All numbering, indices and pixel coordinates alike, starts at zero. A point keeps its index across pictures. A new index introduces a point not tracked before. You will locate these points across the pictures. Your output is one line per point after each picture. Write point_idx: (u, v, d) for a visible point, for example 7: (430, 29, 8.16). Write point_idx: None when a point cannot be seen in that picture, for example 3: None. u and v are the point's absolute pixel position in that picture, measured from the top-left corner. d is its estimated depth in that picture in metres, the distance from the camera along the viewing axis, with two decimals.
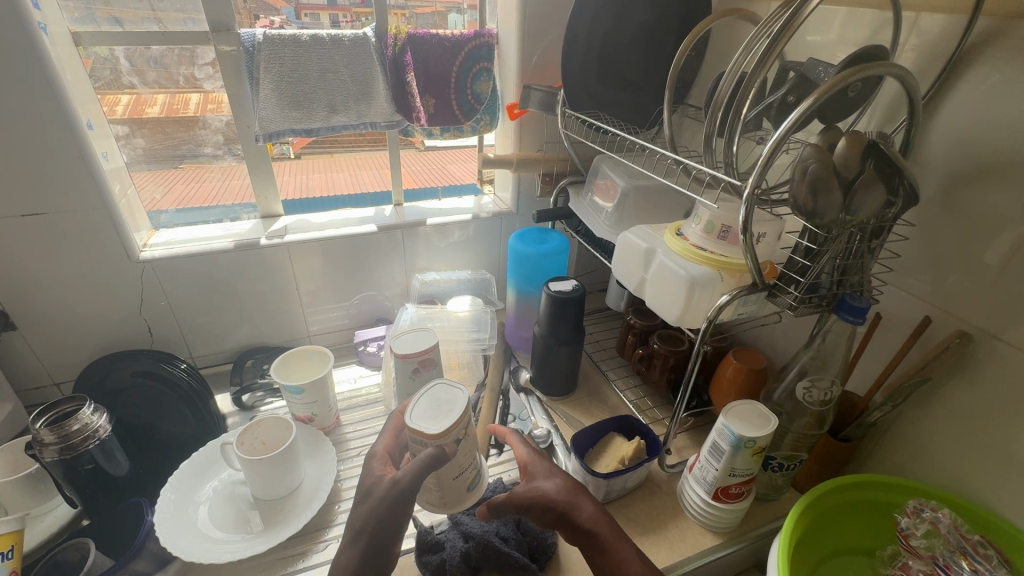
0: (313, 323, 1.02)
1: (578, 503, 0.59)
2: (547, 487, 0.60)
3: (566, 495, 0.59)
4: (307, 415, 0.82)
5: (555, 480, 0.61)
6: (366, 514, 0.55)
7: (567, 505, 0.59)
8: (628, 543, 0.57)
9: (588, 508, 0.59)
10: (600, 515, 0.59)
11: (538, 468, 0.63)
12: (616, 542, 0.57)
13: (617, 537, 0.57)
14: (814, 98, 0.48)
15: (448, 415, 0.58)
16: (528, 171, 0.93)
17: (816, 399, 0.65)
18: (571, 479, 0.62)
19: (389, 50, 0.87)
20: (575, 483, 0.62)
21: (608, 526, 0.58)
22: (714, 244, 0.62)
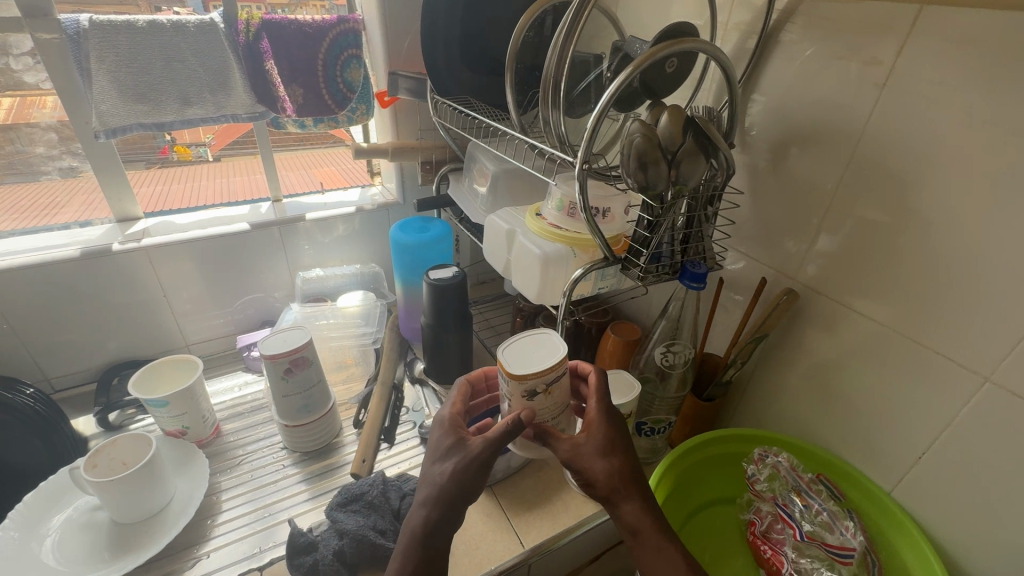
0: (191, 332, 0.95)
1: (625, 500, 0.51)
2: (600, 472, 0.52)
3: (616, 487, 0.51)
4: (177, 429, 0.77)
5: (614, 464, 0.52)
6: (429, 480, 0.52)
7: (614, 498, 0.51)
8: (675, 554, 0.50)
9: (636, 503, 0.51)
10: (649, 515, 0.51)
11: (599, 434, 0.53)
12: (660, 552, 0.50)
13: (660, 549, 0.50)
14: (631, 69, 0.49)
15: (541, 362, 0.51)
16: (407, 160, 0.92)
17: (676, 362, 0.70)
18: (631, 461, 0.53)
19: (241, 37, 0.81)
20: (632, 469, 0.52)
21: (651, 529, 0.51)
22: (566, 222, 0.64)
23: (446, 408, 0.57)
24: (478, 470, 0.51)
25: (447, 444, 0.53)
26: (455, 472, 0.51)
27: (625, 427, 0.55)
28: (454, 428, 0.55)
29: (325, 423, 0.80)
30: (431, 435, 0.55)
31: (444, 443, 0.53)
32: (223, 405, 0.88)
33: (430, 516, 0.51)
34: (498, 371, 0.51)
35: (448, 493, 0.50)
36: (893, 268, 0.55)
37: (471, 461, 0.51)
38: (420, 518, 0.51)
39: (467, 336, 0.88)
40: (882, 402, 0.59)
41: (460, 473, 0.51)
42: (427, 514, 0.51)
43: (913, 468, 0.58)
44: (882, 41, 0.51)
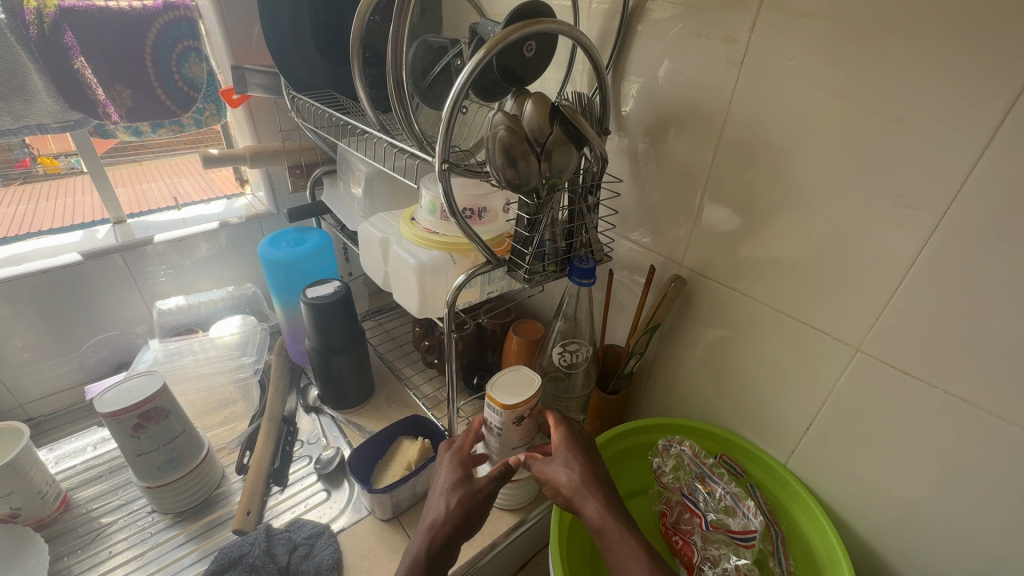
0: (24, 390, 0.79)
1: (586, 498, 0.49)
2: (562, 476, 0.51)
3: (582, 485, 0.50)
4: (5, 514, 0.64)
5: (578, 466, 0.52)
6: (435, 506, 0.52)
7: (576, 498, 0.50)
8: (639, 547, 0.45)
9: (597, 503, 0.48)
10: (613, 513, 0.48)
11: (567, 445, 0.54)
12: (622, 544, 0.46)
13: (624, 542, 0.46)
14: (485, 52, 0.44)
15: (522, 393, 0.61)
16: (270, 166, 0.81)
17: (575, 360, 0.66)
18: (597, 468, 0.52)
19: (32, 30, 0.66)
20: (598, 476, 0.51)
21: (616, 526, 0.47)
22: (444, 226, 0.58)
23: (452, 450, 0.58)
24: (480, 496, 0.52)
25: (456, 474, 0.54)
26: (462, 501, 0.52)
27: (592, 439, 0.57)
28: (460, 463, 0.56)
29: (201, 475, 0.70)
30: (436, 472, 0.57)
31: (450, 475, 0.54)
32: (75, 470, 0.75)
33: (427, 545, 0.50)
34: (488, 404, 0.60)
35: (454, 518, 0.51)
36: (768, 246, 0.55)
37: (476, 491, 0.53)
38: (420, 545, 0.50)
39: (360, 355, 0.80)
40: (773, 380, 0.60)
41: (468, 501, 0.52)
42: (432, 537, 0.50)
43: (802, 438, 0.59)
44: (736, 17, 0.50)
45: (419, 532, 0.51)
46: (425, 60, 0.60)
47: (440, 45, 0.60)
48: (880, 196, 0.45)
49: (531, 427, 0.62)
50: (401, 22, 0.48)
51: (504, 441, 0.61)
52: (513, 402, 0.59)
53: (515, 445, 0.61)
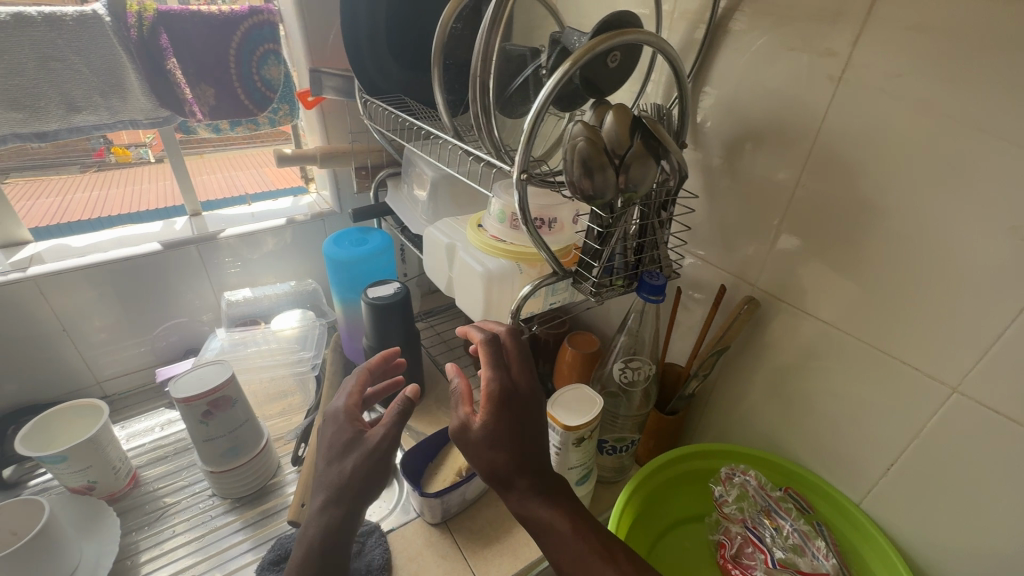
0: (100, 367, 0.84)
1: (508, 483, 0.46)
2: (482, 458, 0.46)
3: (511, 468, 0.45)
4: (83, 485, 0.67)
5: (500, 446, 0.46)
6: (327, 481, 0.50)
7: (496, 480, 0.46)
8: (562, 536, 0.44)
9: (522, 490, 0.45)
10: (535, 500, 0.45)
11: (487, 418, 0.47)
12: (547, 531, 0.45)
13: (548, 531, 0.45)
14: (569, 66, 0.43)
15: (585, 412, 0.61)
16: (338, 166, 0.83)
17: (636, 378, 0.63)
18: (523, 440, 0.47)
19: (132, 32, 0.70)
20: (524, 451, 0.46)
21: (540, 516, 0.45)
22: (512, 235, 0.58)
23: (340, 401, 0.55)
24: (371, 460, 0.50)
25: (342, 442, 0.51)
26: (357, 467, 0.49)
27: (515, 387, 0.49)
28: (352, 420, 0.53)
29: (260, 463, 0.72)
30: (325, 428, 0.53)
31: (336, 444, 0.51)
32: (144, 449, 0.79)
33: (327, 521, 0.49)
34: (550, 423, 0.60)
35: (346, 488, 0.49)
36: (857, 272, 0.51)
37: (371, 451, 0.50)
38: (317, 525, 0.49)
39: (414, 356, 0.81)
40: (853, 415, 0.56)
41: (365, 464, 0.49)
42: (330, 515, 0.49)
43: (881, 479, 0.55)
44: (838, 30, 0.47)
45: (316, 509, 0.49)
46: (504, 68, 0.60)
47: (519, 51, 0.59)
48: (997, 226, 0.41)
49: (589, 447, 0.63)
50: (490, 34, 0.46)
51: (562, 460, 0.62)
52: (575, 423, 0.60)
53: (573, 465, 0.63)
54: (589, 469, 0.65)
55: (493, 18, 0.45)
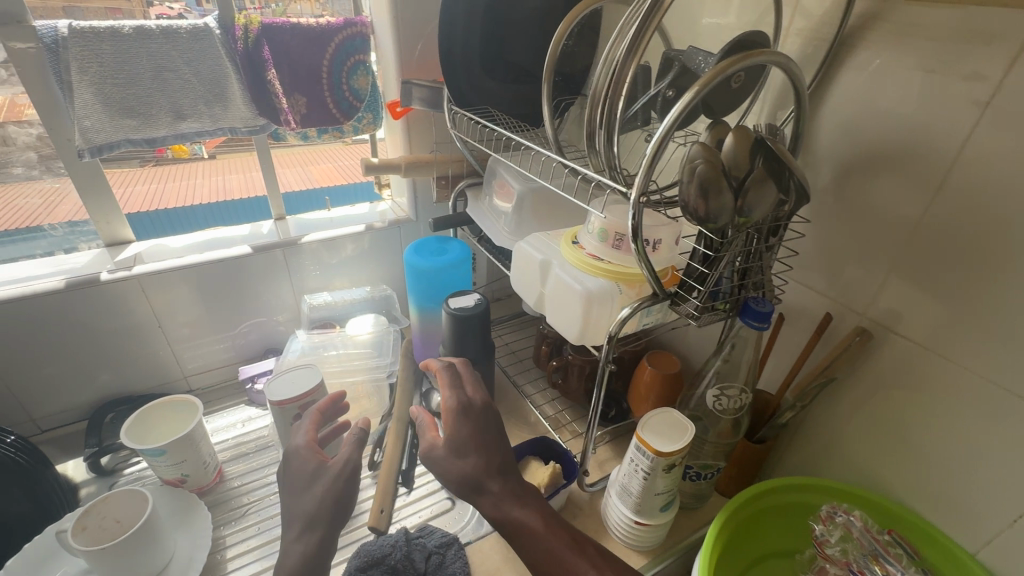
0: (187, 361, 0.88)
1: (482, 489, 0.56)
2: (457, 469, 0.57)
3: (477, 471, 0.57)
4: (176, 478, 0.70)
5: (471, 457, 0.57)
6: (303, 511, 0.57)
7: (472, 488, 0.56)
8: (531, 526, 0.54)
9: (494, 493, 0.56)
10: (507, 501, 0.55)
11: (456, 433, 0.59)
12: (518, 529, 0.54)
13: (519, 528, 0.54)
14: (696, 90, 0.42)
15: (674, 439, 0.59)
16: (420, 176, 0.84)
17: (729, 408, 0.61)
18: (488, 450, 0.58)
19: (239, 43, 0.73)
20: (493, 459, 0.58)
21: (510, 513, 0.55)
22: (610, 254, 0.57)
23: (302, 437, 0.62)
24: (340, 482, 0.59)
25: (307, 473, 0.59)
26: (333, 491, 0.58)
27: (472, 403, 0.62)
28: (313, 450, 0.61)
29: None
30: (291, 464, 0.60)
31: (301, 475, 0.59)
32: (227, 444, 0.82)
33: (307, 547, 0.56)
34: (641, 446, 0.59)
35: (320, 513, 0.57)
36: (991, 309, 0.48)
37: (339, 475, 0.59)
38: (297, 553, 0.55)
39: (488, 368, 0.81)
40: (975, 462, 0.52)
41: (339, 486, 0.59)
42: (307, 542, 0.56)
43: (1006, 533, 0.51)
44: (989, 53, 0.44)
45: (292, 539, 0.56)
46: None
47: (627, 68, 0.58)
48: None
49: (678, 475, 0.61)
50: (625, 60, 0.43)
51: (648, 485, 0.61)
52: (667, 449, 0.58)
53: (659, 491, 0.61)
54: (674, 496, 0.64)
55: (634, 44, 0.41)
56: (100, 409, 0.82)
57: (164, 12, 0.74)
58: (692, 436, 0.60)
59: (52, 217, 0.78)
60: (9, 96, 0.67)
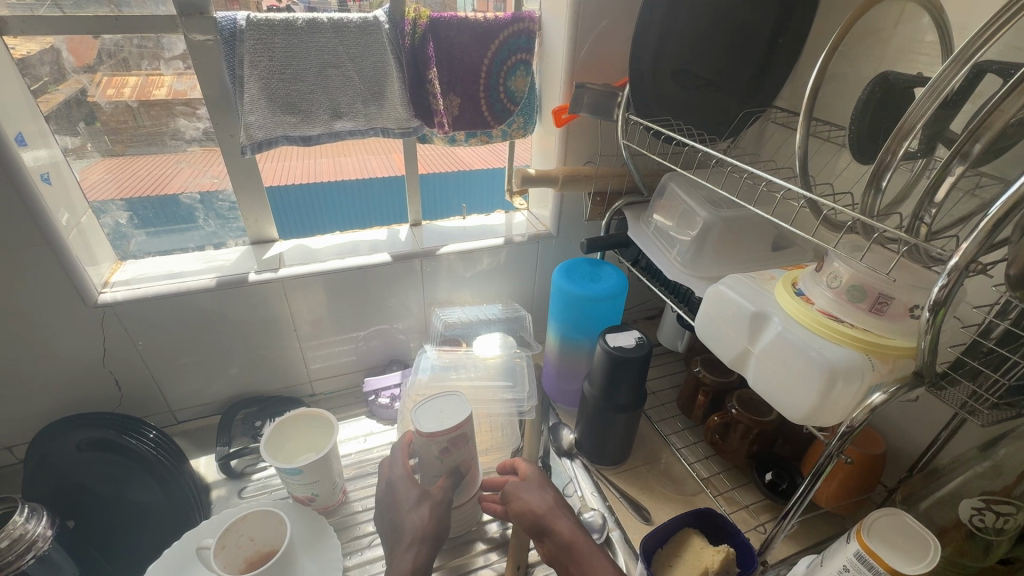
0: (315, 366, 0.86)
1: (558, 518, 0.58)
2: (533, 498, 0.60)
3: (547, 498, 0.60)
4: (306, 496, 0.66)
5: (548, 491, 0.61)
6: (411, 528, 0.60)
7: (549, 516, 0.58)
8: (607, 559, 0.54)
9: (569, 523, 0.58)
10: (581, 532, 0.57)
11: (532, 474, 0.63)
12: (593, 556, 0.54)
13: (593, 553, 0.55)
14: None
15: (910, 554, 0.46)
16: (576, 191, 0.75)
17: (1003, 530, 0.46)
18: (560, 495, 0.62)
19: (406, 39, 0.68)
20: (562, 501, 0.61)
21: (584, 542, 0.56)
22: (855, 316, 0.45)
23: (402, 466, 0.63)
24: (439, 507, 0.61)
25: (410, 498, 0.62)
26: (431, 514, 0.60)
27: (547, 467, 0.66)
28: (411, 478, 0.63)
29: (472, 508, 0.66)
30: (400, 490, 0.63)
31: (403, 498, 0.62)
32: (349, 459, 0.78)
33: (417, 557, 0.58)
34: (869, 559, 0.47)
35: (427, 531, 0.60)
36: None
37: (440, 503, 0.61)
38: (409, 561, 0.58)
39: (637, 414, 0.71)
40: None
41: (435, 516, 0.60)
42: (416, 553, 0.59)
43: None
44: None
45: (405, 548, 0.59)
46: (880, 104, 0.46)
47: (910, 81, 0.45)
48: None
49: None
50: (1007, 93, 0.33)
51: None
52: (905, 568, 0.45)
53: None
54: None
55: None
56: (232, 407, 0.81)
57: (274, 6, 0.65)
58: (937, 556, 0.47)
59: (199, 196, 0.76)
60: (143, 76, 0.65)
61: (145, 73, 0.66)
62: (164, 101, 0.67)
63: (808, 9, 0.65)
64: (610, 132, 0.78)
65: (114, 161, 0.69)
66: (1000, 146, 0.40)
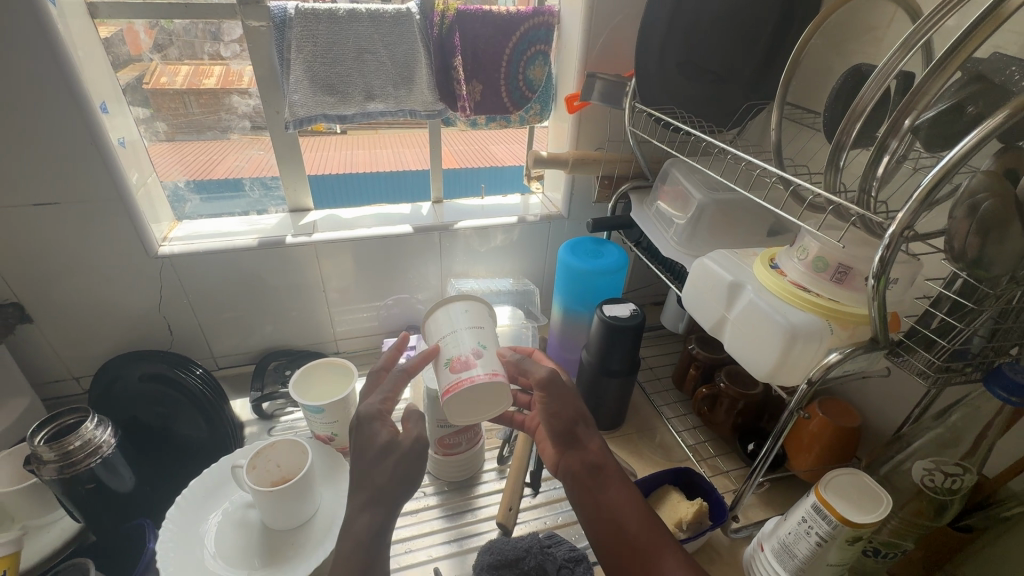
0: (341, 326, 0.94)
1: (591, 434, 0.59)
2: (573, 404, 0.60)
3: (581, 410, 0.60)
4: (326, 435, 0.74)
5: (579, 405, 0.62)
6: (371, 481, 0.52)
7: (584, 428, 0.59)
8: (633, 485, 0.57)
9: (599, 442, 0.59)
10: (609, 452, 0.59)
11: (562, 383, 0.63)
12: (621, 479, 0.57)
13: (622, 476, 0.57)
14: (1012, 113, 0.34)
15: (865, 506, 0.51)
16: (585, 174, 0.81)
17: (944, 487, 0.51)
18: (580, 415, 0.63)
19: (435, 30, 0.75)
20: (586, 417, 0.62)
21: (613, 463, 0.58)
22: (822, 286, 0.50)
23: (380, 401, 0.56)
24: (408, 459, 0.53)
25: (375, 445, 0.53)
26: (401, 465, 0.53)
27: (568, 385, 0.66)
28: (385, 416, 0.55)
29: (473, 455, 0.73)
30: (363, 430, 0.54)
31: (367, 445, 0.53)
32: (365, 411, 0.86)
33: (372, 520, 0.51)
34: (822, 509, 0.51)
35: (388, 488, 0.52)
36: None
37: (412, 450, 0.54)
38: (363, 524, 0.51)
39: (630, 382, 0.76)
40: None
41: (404, 465, 0.53)
42: (372, 516, 0.51)
43: None
44: None
45: (357, 509, 0.52)
46: (852, 95, 0.50)
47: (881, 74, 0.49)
48: None
49: (859, 550, 0.52)
50: (931, 76, 0.38)
51: (820, 552, 0.53)
52: (856, 517, 0.50)
53: (829, 562, 0.53)
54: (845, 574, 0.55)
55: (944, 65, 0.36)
56: (266, 357, 0.90)
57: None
58: (888, 510, 0.51)
59: (251, 172, 0.86)
60: (194, 65, 0.75)
61: (194, 63, 0.74)
62: (212, 90, 0.76)
63: (810, 7, 0.69)
64: (619, 120, 0.83)
65: (167, 145, 0.79)
66: (953, 134, 0.44)
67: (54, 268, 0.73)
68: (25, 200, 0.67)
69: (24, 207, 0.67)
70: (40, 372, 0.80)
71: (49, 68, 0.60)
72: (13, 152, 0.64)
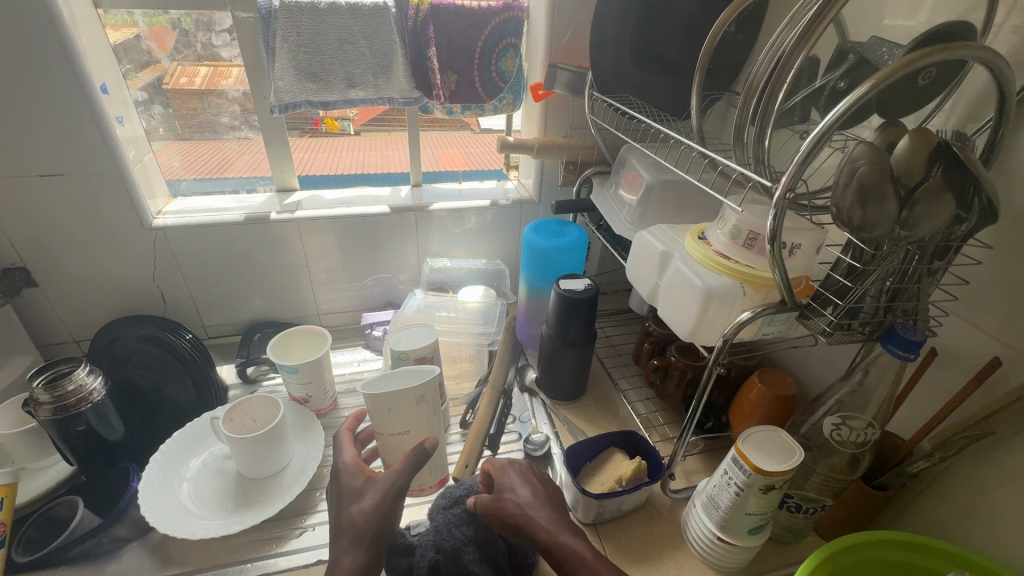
0: (324, 302, 1.00)
1: (533, 516, 0.56)
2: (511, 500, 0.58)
3: (518, 499, 0.58)
4: (302, 396, 0.80)
5: (525, 490, 0.59)
6: (349, 522, 0.54)
7: (525, 515, 0.56)
8: (588, 554, 0.52)
9: (545, 517, 0.56)
10: (558, 526, 0.55)
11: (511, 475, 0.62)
12: (567, 552, 0.52)
13: (569, 551, 0.53)
14: (874, 83, 0.37)
15: (779, 458, 0.55)
16: (551, 159, 0.86)
17: (849, 439, 0.57)
18: (539, 491, 0.59)
19: (409, 22, 0.81)
20: (540, 496, 0.59)
21: (560, 537, 0.54)
22: (739, 253, 0.54)
23: (347, 454, 0.61)
24: (386, 494, 0.56)
25: (352, 489, 0.57)
26: (378, 504, 0.55)
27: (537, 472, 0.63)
28: (359, 470, 0.60)
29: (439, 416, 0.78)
30: (342, 486, 0.58)
31: (347, 491, 0.57)
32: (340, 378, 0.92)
33: (358, 558, 0.52)
34: (738, 460, 0.56)
35: (366, 525, 0.54)
36: None
37: (388, 489, 0.56)
38: (348, 565, 0.52)
39: (587, 354, 0.81)
40: None
41: (379, 504, 0.55)
42: (355, 557, 0.52)
43: None
44: None
45: (346, 547, 0.53)
46: None
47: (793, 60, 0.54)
48: None
49: (775, 499, 0.56)
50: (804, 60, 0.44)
51: (739, 502, 0.57)
52: (768, 467, 0.54)
53: (749, 512, 0.57)
54: (767, 524, 0.59)
55: None
56: (253, 326, 0.96)
57: None
58: (800, 461, 0.55)
59: (248, 171, 0.97)
60: (211, 67, 0.82)
61: (213, 65, 0.82)
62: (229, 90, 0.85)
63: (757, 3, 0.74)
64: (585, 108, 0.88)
65: (181, 142, 0.91)
66: None
67: (57, 236, 0.79)
68: (32, 171, 0.74)
69: (31, 177, 0.74)
70: (45, 334, 0.87)
71: (57, 51, 0.67)
72: (24, 128, 0.71)
